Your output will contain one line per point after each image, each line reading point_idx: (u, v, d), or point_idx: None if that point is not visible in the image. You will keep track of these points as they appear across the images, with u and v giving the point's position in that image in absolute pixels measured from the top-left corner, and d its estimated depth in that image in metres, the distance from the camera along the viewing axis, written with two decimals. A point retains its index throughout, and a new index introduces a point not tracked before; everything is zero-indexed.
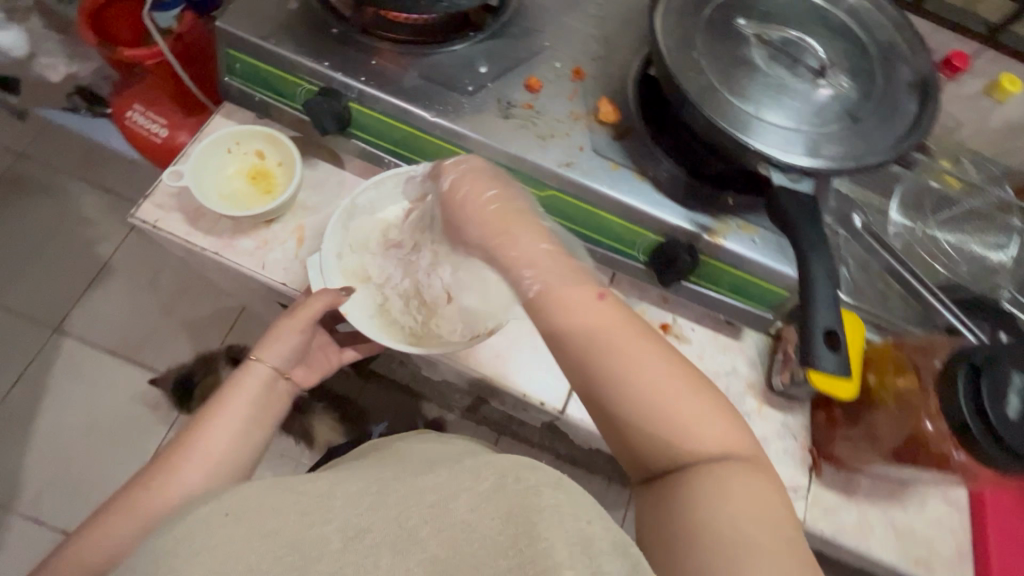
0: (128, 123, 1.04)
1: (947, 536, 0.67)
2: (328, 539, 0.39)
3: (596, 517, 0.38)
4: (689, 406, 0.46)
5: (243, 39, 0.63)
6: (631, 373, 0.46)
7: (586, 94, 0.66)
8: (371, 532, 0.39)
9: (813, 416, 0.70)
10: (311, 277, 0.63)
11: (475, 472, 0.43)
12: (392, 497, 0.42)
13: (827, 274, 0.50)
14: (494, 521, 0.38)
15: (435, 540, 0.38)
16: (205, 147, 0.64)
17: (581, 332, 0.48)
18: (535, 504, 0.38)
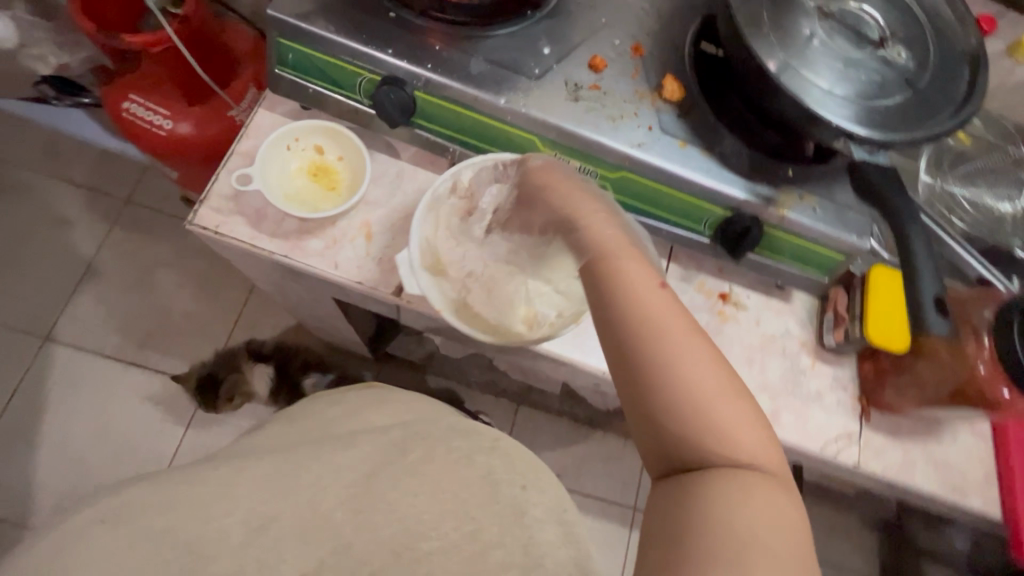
0: (125, 116, 0.94)
1: (976, 464, 0.75)
2: (228, 533, 0.55)
3: (530, 485, 0.67)
4: (735, 408, 0.41)
5: (297, 27, 0.59)
6: (675, 352, 0.42)
7: (648, 73, 0.66)
8: (275, 525, 0.57)
9: (860, 368, 0.75)
10: (403, 276, 0.61)
11: (401, 442, 0.67)
12: (312, 489, 0.60)
13: (924, 240, 0.56)
14: (436, 502, 0.61)
15: (352, 525, 0.58)
16: (269, 146, 0.65)
17: (638, 311, 0.44)
18: (468, 492, 0.62)
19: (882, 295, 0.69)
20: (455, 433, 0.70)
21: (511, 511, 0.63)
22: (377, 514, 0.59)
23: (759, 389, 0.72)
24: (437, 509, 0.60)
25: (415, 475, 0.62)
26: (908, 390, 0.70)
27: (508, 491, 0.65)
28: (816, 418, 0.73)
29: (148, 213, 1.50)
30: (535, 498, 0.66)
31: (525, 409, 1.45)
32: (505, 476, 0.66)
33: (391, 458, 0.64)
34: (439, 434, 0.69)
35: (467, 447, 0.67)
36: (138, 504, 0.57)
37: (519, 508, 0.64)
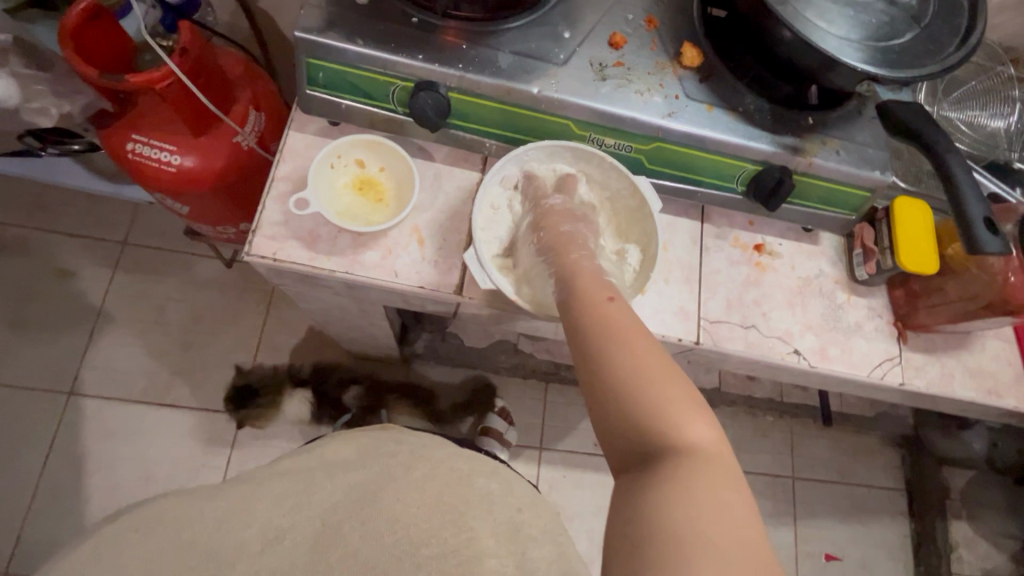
0: (132, 156, 0.92)
1: (1006, 366, 0.80)
2: (248, 543, 0.58)
3: (524, 507, 0.70)
4: (679, 407, 0.46)
5: (326, 44, 0.60)
6: (626, 357, 0.48)
7: (664, 43, 0.68)
8: (289, 534, 0.60)
9: (891, 295, 0.80)
10: (476, 272, 0.63)
11: (409, 466, 0.69)
12: (317, 497, 0.64)
13: (966, 171, 0.56)
14: (433, 517, 0.63)
15: (362, 526, 0.61)
16: (316, 166, 0.65)
17: (590, 321, 0.52)
18: (458, 506, 0.65)
19: (908, 224, 0.73)
20: (451, 459, 0.73)
21: (503, 525, 0.65)
22: (378, 517, 0.62)
23: (805, 329, 0.77)
24: (423, 511, 0.63)
25: (409, 489, 0.65)
26: (942, 308, 0.75)
27: (502, 511, 0.67)
28: (860, 347, 0.77)
29: (149, 252, 1.47)
30: (529, 519, 0.68)
31: (555, 385, 1.48)
32: (500, 499, 0.68)
33: (389, 475, 0.67)
34: (436, 461, 0.71)
35: (465, 470, 0.71)
36: (161, 519, 0.59)
37: (512, 524, 0.66)
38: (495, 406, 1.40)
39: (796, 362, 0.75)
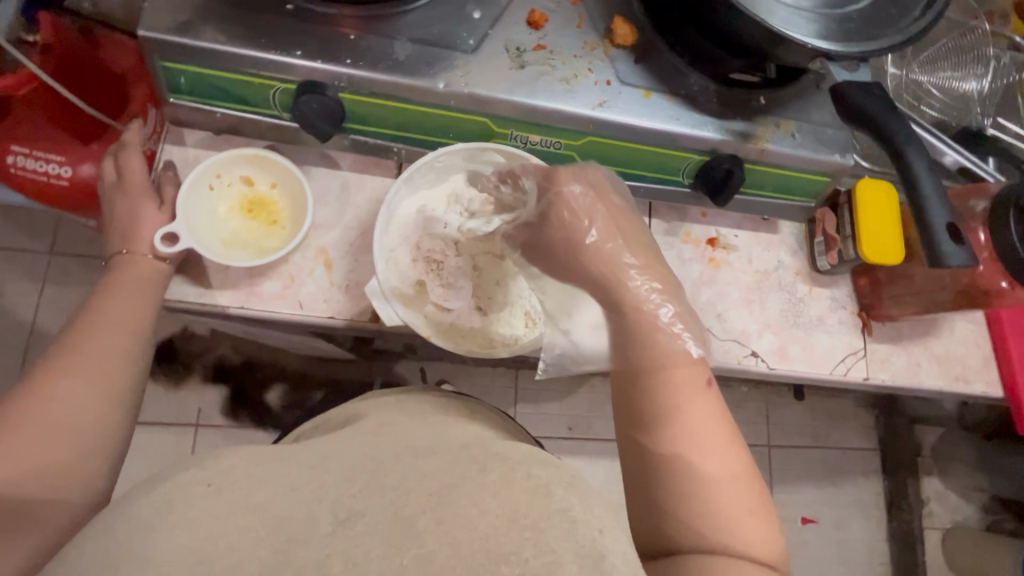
0: (12, 171, 0.80)
1: (975, 350, 0.76)
2: (317, 522, 0.38)
3: (605, 528, 0.38)
4: (745, 519, 0.44)
5: (180, 44, 0.50)
6: (702, 453, 0.45)
7: (593, 18, 0.59)
8: (363, 516, 0.38)
9: (855, 283, 0.74)
10: (378, 308, 0.56)
11: (478, 463, 0.41)
12: (387, 480, 0.40)
13: (927, 165, 0.52)
14: (497, 518, 0.37)
15: (434, 535, 0.36)
16: (188, 188, 0.56)
17: (683, 406, 0.46)
18: (541, 509, 0.37)
19: (870, 209, 0.66)
20: (532, 456, 0.44)
21: (584, 554, 0.35)
22: (446, 532, 0.36)
23: (763, 329, 0.71)
24: (502, 522, 0.36)
25: (488, 494, 0.38)
26: (907, 298, 0.69)
27: (584, 528, 0.37)
28: (822, 344, 0.72)
29: (77, 260, 1.27)
30: (613, 543, 0.37)
31: (526, 372, 1.30)
32: (584, 515, 0.38)
33: (460, 478, 0.40)
34: (517, 458, 0.43)
35: (544, 476, 0.41)
36: (246, 465, 0.43)
37: (593, 551, 0.36)
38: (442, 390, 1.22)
39: (753, 365, 0.70)
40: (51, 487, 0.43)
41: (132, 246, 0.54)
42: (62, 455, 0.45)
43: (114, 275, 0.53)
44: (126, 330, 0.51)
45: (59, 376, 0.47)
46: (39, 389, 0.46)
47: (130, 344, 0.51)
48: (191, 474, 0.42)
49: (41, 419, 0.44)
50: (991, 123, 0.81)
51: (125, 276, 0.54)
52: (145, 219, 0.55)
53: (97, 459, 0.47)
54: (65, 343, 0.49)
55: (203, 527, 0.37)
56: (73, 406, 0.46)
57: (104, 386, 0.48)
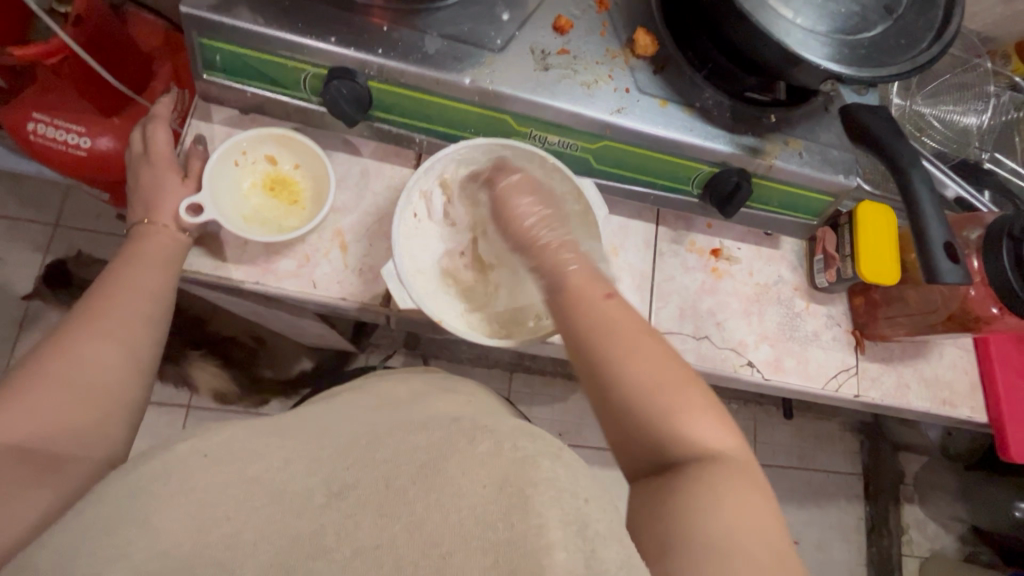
0: (33, 139, 0.82)
1: (962, 375, 0.78)
2: (313, 493, 0.38)
3: (593, 495, 0.36)
4: (689, 408, 0.45)
5: (218, 22, 0.51)
6: (645, 378, 0.45)
7: (616, 28, 0.62)
8: (355, 489, 0.37)
9: (851, 302, 0.77)
10: (391, 289, 0.57)
11: (471, 436, 0.39)
12: (381, 453, 0.40)
13: (928, 188, 0.55)
14: (485, 488, 0.35)
15: (424, 502, 0.36)
16: (215, 163, 0.58)
17: (594, 328, 0.47)
18: (528, 477, 0.35)
19: (871, 230, 0.69)
20: (521, 431, 0.42)
21: (571, 521, 0.34)
22: (435, 499, 0.35)
23: (760, 340, 0.73)
24: (488, 490, 0.35)
25: (475, 464, 0.37)
26: (900, 319, 0.71)
27: (570, 497, 0.35)
28: (816, 358, 0.74)
29: (82, 234, 1.27)
30: (600, 512, 0.36)
31: (520, 375, 1.31)
32: (570, 484, 0.36)
33: (450, 445, 0.39)
34: (506, 430, 0.41)
35: (531, 447, 0.38)
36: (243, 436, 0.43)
37: (579, 520, 0.34)
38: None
39: (749, 375, 0.71)
40: (79, 442, 0.45)
41: (155, 216, 0.55)
42: (81, 412, 0.46)
43: (133, 245, 0.55)
44: (140, 295, 0.52)
45: (74, 337, 0.48)
46: (61, 348, 0.47)
47: (144, 309, 0.52)
48: (184, 447, 0.44)
49: (56, 376, 0.45)
50: (988, 157, 0.84)
51: (141, 245, 0.55)
52: (167, 190, 0.57)
53: (115, 421, 0.48)
54: (80, 310, 0.50)
55: (206, 487, 0.38)
56: (91, 367, 0.47)
57: (124, 353, 0.49)
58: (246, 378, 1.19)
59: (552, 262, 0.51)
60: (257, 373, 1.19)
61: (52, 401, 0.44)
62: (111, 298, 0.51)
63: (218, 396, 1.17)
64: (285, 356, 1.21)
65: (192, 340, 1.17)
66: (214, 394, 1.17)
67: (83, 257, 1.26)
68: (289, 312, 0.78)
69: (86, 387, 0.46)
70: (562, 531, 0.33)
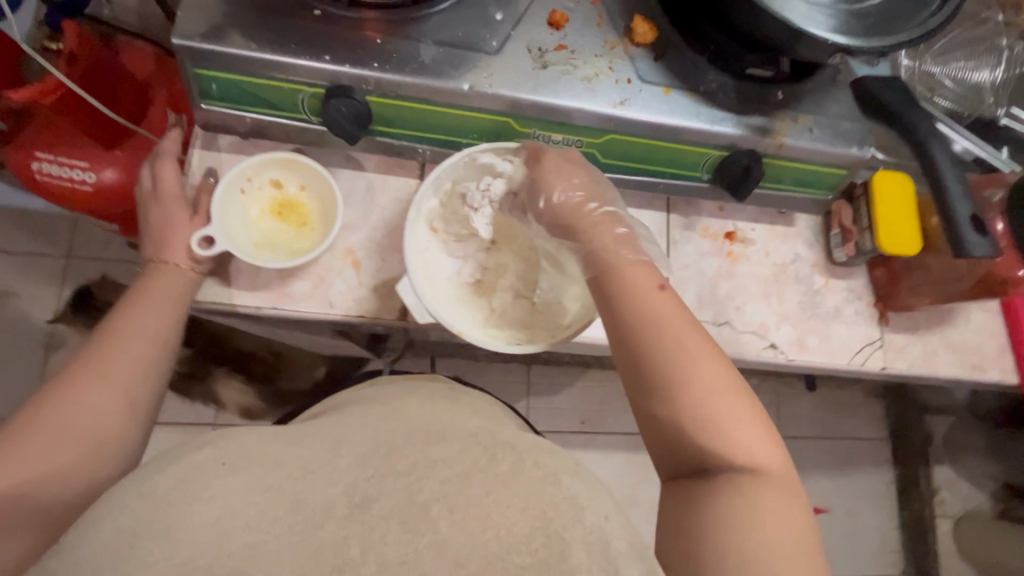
0: (39, 178, 0.82)
1: (989, 338, 0.76)
2: (333, 503, 0.35)
3: (611, 514, 0.38)
4: (732, 411, 0.44)
5: (212, 51, 0.51)
6: (690, 367, 0.45)
7: (613, 18, 0.60)
8: (377, 501, 0.35)
9: (871, 274, 0.75)
10: (410, 303, 0.56)
11: (491, 453, 0.39)
12: (400, 464, 0.37)
13: (953, 166, 0.53)
14: (511, 509, 0.35)
15: (448, 522, 0.34)
16: (222, 193, 0.58)
17: (645, 321, 0.47)
18: (552, 500, 0.36)
19: (887, 199, 0.67)
20: (538, 445, 0.43)
21: (594, 544, 0.34)
22: (459, 519, 0.34)
23: (781, 321, 0.72)
24: (514, 512, 0.35)
25: (500, 486, 0.36)
26: (923, 288, 0.70)
27: (592, 518, 0.36)
28: (839, 335, 0.73)
29: (94, 263, 1.28)
30: (618, 532, 0.36)
31: (538, 367, 1.32)
32: (591, 503, 0.37)
33: (474, 467, 0.37)
34: (526, 446, 0.41)
35: (551, 464, 0.39)
36: None
37: (601, 540, 0.35)
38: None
39: (772, 357, 0.71)
40: (69, 478, 0.43)
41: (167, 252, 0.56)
42: (75, 450, 0.45)
43: (141, 284, 0.56)
44: (148, 338, 0.53)
45: (83, 379, 0.48)
46: (67, 388, 0.47)
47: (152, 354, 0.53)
48: (199, 454, 0.39)
49: (61, 423, 0.45)
50: (1004, 113, 0.81)
51: (154, 286, 0.55)
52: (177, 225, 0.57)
53: (110, 460, 0.47)
54: (87, 350, 0.51)
55: None
56: (93, 406, 0.47)
57: (125, 395, 0.50)
58: (269, 393, 1.20)
59: (587, 234, 0.53)
60: (280, 386, 1.21)
61: (55, 438, 0.44)
62: (115, 337, 0.52)
63: (244, 413, 1.19)
64: (306, 367, 1.22)
65: (214, 359, 1.19)
66: (241, 410, 1.19)
67: (106, 282, 1.27)
68: (308, 330, 0.78)
69: (83, 426, 0.46)
70: (585, 553, 0.34)
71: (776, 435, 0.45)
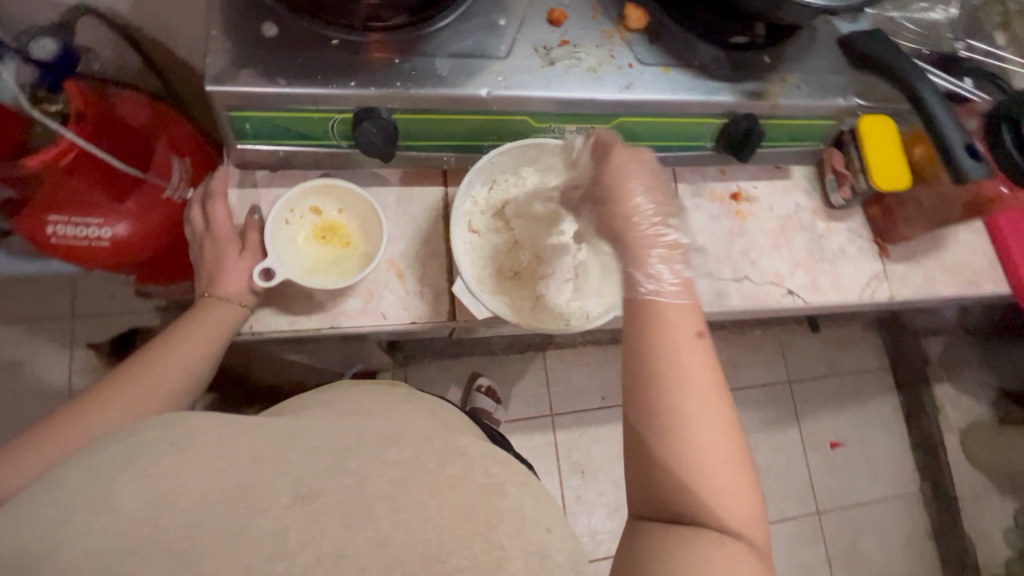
0: (56, 240, 0.83)
1: (980, 256, 0.83)
2: (277, 493, 0.39)
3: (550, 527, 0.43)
4: (728, 475, 0.45)
5: (244, 93, 0.53)
6: (702, 420, 0.45)
7: (606, 8, 0.64)
8: (322, 496, 0.39)
9: (867, 213, 0.81)
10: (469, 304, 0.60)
11: (440, 461, 0.44)
12: (351, 464, 0.42)
13: (943, 103, 0.59)
14: (453, 513, 0.40)
15: (391, 520, 0.39)
16: (271, 226, 0.60)
17: (671, 363, 0.47)
18: (495, 510, 0.42)
19: (875, 142, 0.71)
20: (490, 456, 0.49)
21: (532, 551, 0.40)
22: (404, 520, 0.39)
23: (794, 268, 0.77)
24: (456, 515, 0.40)
25: (446, 490, 0.41)
26: (916, 218, 0.76)
27: (531, 527, 0.42)
28: (847, 273, 0.78)
29: (104, 318, 1.28)
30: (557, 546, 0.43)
31: (552, 352, 1.37)
32: (530, 514, 0.44)
33: (423, 472, 0.43)
34: (474, 455, 0.47)
35: (499, 475, 0.46)
36: None
37: (538, 550, 0.41)
38: (479, 384, 1.29)
39: (791, 303, 0.76)
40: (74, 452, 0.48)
41: (220, 288, 0.59)
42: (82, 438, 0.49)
43: (195, 314, 0.59)
44: (174, 368, 0.55)
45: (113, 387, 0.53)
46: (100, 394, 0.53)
47: (175, 382, 0.55)
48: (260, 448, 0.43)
49: (69, 429, 0.49)
50: (962, 46, 0.87)
51: (206, 316, 0.58)
52: (227, 262, 0.59)
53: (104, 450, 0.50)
54: (132, 361, 0.56)
55: None
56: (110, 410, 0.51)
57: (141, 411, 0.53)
58: None
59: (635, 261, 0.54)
60: None
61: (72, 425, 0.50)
62: (149, 360, 0.55)
63: None
64: None
65: (244, 394, 1.20)
66: None
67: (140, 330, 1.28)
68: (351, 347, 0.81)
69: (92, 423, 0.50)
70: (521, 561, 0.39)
71: (759, 510, 0.46)
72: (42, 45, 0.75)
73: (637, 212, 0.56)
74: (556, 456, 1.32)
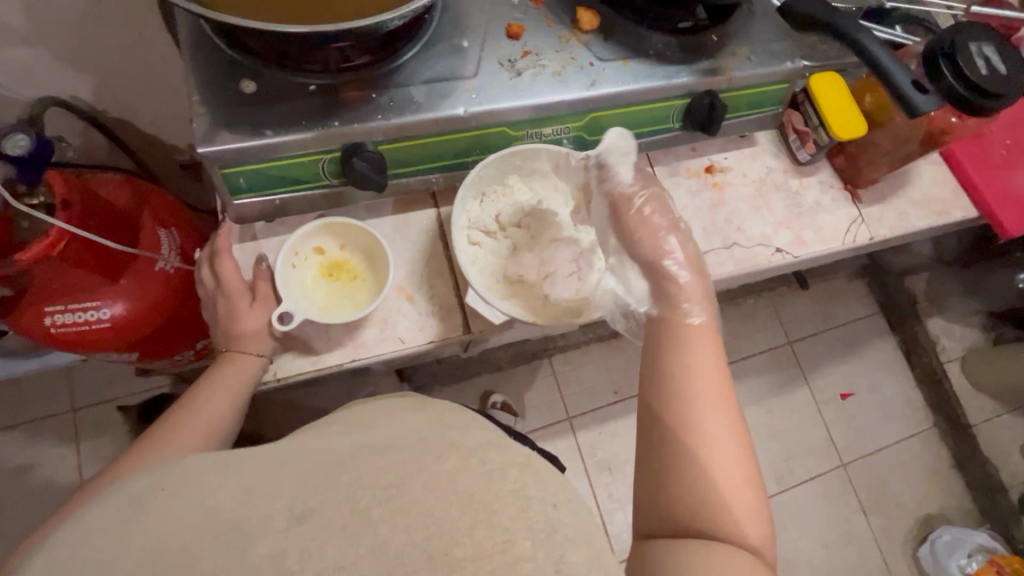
0: (55, 330, 0.82)
1: (944, 185, 0.88)
2: (272, 518, 0.36)
3: (556, 499, 0.42)
4: (743, 503, 0.44)
5: (234, 149, 0.55)
6: (721, 444, 0.45)
7: (558, 16, 0.68)
8: (318, 512, 0.37)
9: (834, 163, 0.85)
10: (486, 312, 0.62)
11: (437, 454, 0.43)
12: (342, 477, 0.39)
13: (883, 49, 0.63)
14: (450, 505, 0.38)
15: (388, 524, 0.36)
16: (280, 272, 0.62)
17: (692, 387, 0.47)
18: (495, 493, 0.40)
19: (828, 96, 0.74)
20: (488, 444, 0.48)
21: (540, 530, 0.38)
22: (400, 520, 0.37)
23: (778, 227, 0.81)
24: (454, 507, 0.38)
25: (443, 481, 0.40)
26: (880, 160, 0.80)
27: (537, 506, 0.40)
28: (827, 222, 0.82)
29: (105, 405, 1.26)
30: (565, 520, 0.41)
31: (558, 356, 1.39)
32: (538, 491, 0.42)
33: (415, 467, 0.41)
34: (470, 446, 0.46)
35: (498, 460, 0.44)
36: None
37: (547, 527, 0.39)
38: (493, 401, 1.30)
39: (782, 259, 0.79)
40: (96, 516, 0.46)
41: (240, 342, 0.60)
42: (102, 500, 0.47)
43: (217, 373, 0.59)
44: (198, 430, 0.54)
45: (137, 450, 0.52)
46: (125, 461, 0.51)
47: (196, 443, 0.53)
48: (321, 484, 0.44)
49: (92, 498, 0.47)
50: None
51: (227, 374, 0.59)
52: (242, 314, 0.60)
53: None
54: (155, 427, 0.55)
55: None
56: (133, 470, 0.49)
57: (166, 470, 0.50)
58: None
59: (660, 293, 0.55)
60: None
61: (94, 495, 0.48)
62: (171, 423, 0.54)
63: None
64: None
65: None
66: None
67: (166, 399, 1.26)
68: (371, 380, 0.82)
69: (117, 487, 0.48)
70: (529, 540, 0.38)
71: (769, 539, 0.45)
72: (16, 141, 0.73)
73: (654, 247, 0.58)
74: (581, 457, 1.33)
